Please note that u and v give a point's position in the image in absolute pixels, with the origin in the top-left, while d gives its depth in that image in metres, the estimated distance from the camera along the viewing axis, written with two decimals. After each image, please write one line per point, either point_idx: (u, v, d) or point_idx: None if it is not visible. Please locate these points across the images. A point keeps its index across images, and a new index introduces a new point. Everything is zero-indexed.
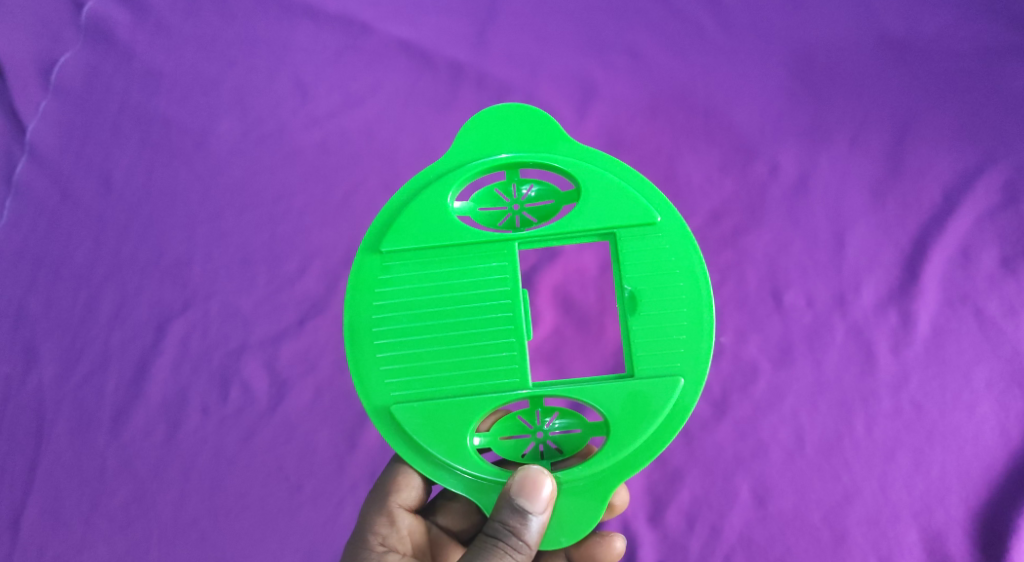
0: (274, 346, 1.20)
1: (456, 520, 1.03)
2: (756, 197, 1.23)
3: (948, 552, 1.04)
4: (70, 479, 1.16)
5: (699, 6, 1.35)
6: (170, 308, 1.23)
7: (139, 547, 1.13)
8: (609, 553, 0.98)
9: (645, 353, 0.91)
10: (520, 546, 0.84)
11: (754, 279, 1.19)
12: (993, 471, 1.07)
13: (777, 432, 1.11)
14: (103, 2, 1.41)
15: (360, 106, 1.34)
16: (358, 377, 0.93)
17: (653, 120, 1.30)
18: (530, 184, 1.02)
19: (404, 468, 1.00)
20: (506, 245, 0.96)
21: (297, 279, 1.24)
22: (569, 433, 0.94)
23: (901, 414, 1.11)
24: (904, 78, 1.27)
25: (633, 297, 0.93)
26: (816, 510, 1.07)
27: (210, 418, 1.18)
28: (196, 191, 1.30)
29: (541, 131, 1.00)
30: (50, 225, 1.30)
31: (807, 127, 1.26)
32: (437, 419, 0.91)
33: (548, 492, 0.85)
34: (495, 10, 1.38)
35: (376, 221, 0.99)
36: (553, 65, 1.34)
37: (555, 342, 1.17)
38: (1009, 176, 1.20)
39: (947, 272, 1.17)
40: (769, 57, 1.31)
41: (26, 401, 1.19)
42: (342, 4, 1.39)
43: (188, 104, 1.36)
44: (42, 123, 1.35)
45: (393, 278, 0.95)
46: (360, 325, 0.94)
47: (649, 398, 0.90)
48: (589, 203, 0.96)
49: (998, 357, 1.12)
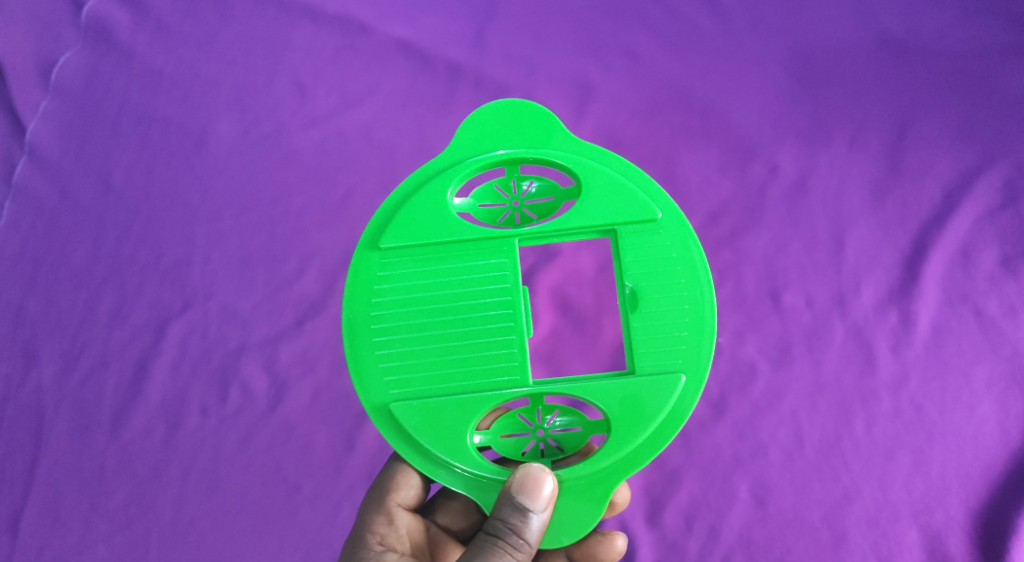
0: (272, 346, 1.20)
1: (455, 518, 1.03)
2: (755, 198, 1.23)
3: (948, 552, 1.04)
4: (70, 479, 1.16)
5: (698, 6, 1.36)
6: (170, 309, 1.23)
7: (139, 547, 1.13)
8: (610, 552, 0.98)
9: (647, 350, 0.91)
10: (521, 545, 0.84)
11: (752, 279, 1.19)
12: (994, 471, 1.07)
13: (777, 432, 1.11)
14: (103, 3, 1.41)
15: (359, 106, 1.34)
16: (357, 375, 0.93)
17: (652, 120, 1.30)
18: (530, 180, 1.02)
19: (402, 467, 1.00)
20: (506, 242, 0.95)
21: (295, 279, 1.24)
22: (570, 431, 0.94)
23: (901, 414, 1.11)
24: (903, 77, 1.27)
25: (633, 294, 0.93)
26: (816, 511, 1.07)
27: (210, 418, 1.18)
28: (195, 192, 1.30)
29: (540, 127, 1.00)
30: (50, 225, 1.30)
31: (806, 127, 1.26)
32: (436, 417, 0.91)
33: (549, 491, 0.85)
34: (494, 10, 1.38)
35: (375, 218, 0.99)
36: (552, 65, 1.34)
37: (553, 342, 1.17)
38: (1008, 176, 1.20)
39: (947, 272, 1.16)
40: (768, 56, 1.31)
41: (26, 402, 1.20)
42: (342, 5, 1.40)
43: (188, 105, 1.36)
44: (42, 123, 1.35)
45: (391, 275, 0.95)
46: (359, 322, 0.94)
47: (650, 396, 0.90)
48: (590, 199, 0.96)
49: (998, 357, 1.12)
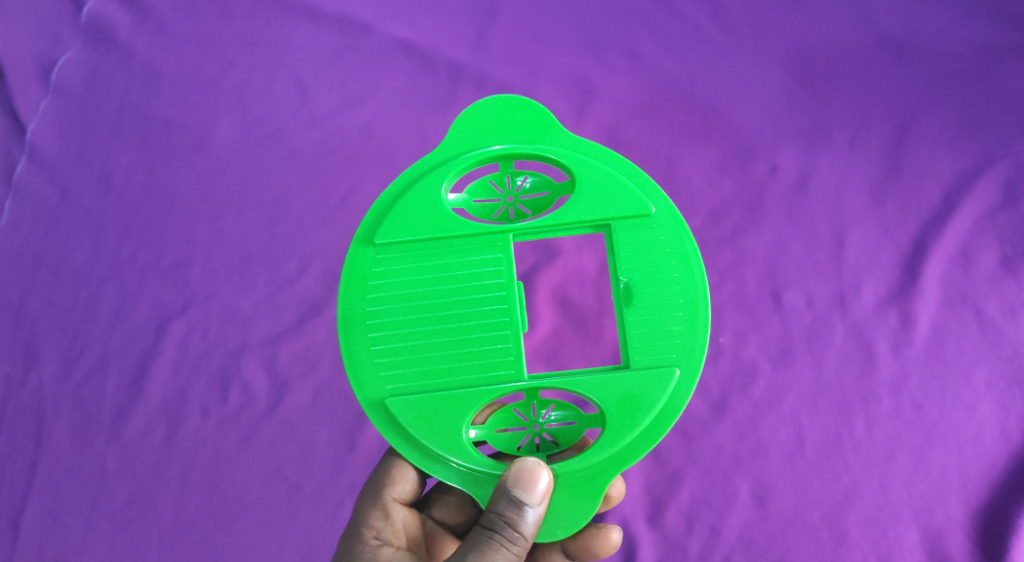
0: (273, 346, 1.20)
1: (451, 513, 1.04)
2: (756, 198, 1.23)
3: (948, 552, 1.04)
4: (70, 479, 1.16)
5: (699, 6, 1.36)
6: (171, 309, 1.23)
7: (139, 547, 1.13)
8: (605, 545, 0.98)
9: (641, 344, 0.91)
10: (516, 538, 0.84)
11: (753, 279, 1.19)
12: (994, 471, 1.07)
13: (777, 432, 1.11)
14: (104, 3, 1.41)
15: (360, 106, 1.34)
16: (352, 370, 0.93)
17: (653, 120, 1.30)
18: (525, 176, 1.03)
19: (398, 462, 1.00)
20: (502, 237, 0.96)
21: (296, 279, 1.24)
22: (566, 425, 0.94)
23: (901, 414, 1.11)
24: (903, 77, 1.27)
25: (628, 289, 0.93)
26: (816, 511, 1.07)
27: (210, 418, 1.18)
28: (196, 191, 1.30)
29: (534, 123, 1.00)
30: (50, 225, 1.30)
31: (807, 127, 1.26)
32: (432, 412, 0.91)
33: (544, 485, 0.85)
34: (495, 10, 1.38)
35: (370, 214, 0.99)
36: (552, 65, 1.34)
37: (554, 342, 1.17)
38: (1009, 176, 1.20)
39: (947, 272, 1.17)
40: (768, 56, 1.31)
41: (27, 401, 1.19)
42: (342, 5, 1.40)
43: (188, 104, 1.36)
44: (43, 123, 1.35)
45: (387, 270, 0.95)
46: (354, 318, 0.94)
47: (644, 390, 0.90)
48: (585, 194, 0.96)
49: (998, 357, 1.12)
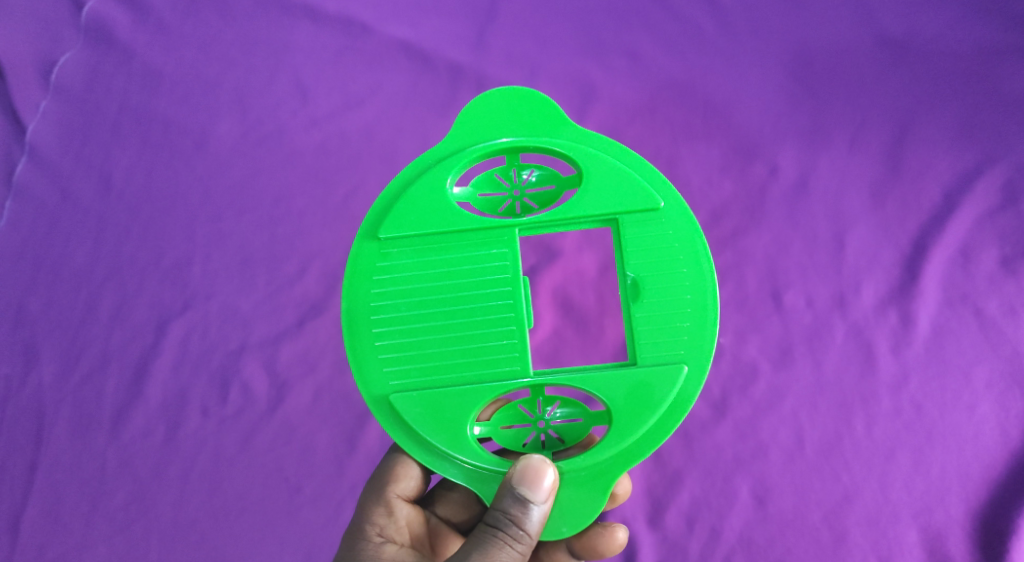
0: (274, 347, 1.20)
1: (456, 510, 1.04)
2: (756, 199, 1.24)
3: (948, 552, 1.05)
4: (71, 479, 1.16)
5: (699, 7, 1.36)
6: (171, 309, 1.23)
7: (139, 548, 1.13)
8: (610, 544, 0.98)
9: (648, 340, 0.91)
10: (521, 536, 0.84)
11: (753, 280, 1.19)
12: (994, 471, 1.07)
13: (778, 433, 1.11)
14: (104, 2, 1.41)
15: (360, 107, 1.34)
16: (356, 366, 0.93)
17: (652, 121, 1.30)
18: (531, 169, 1.02)
19: (402, 458, 1.00)
20: (506, 232, 0.95)
21: (297, 279, 1.24)
22: (571, 422, 0.95)
23: (901, 414, 1.11)
24: (903, 79, 1.27)
25: (635, 285, 0.93)
26: (816, 511, 1.08)
27: (210, 419, 1.18)
28: (196, 192, 1.30)
29: (540, 115, 1.00)
30: (50, 225, 1.30)
31: (807, 127, 1.26)
32: (436, 408, 0.91)
33: (549, 482, 0.85)
34: (495, 11, 1.38)
35: (374, 208, 0.99)
36: (553, 66, 1.34)
37: (554, 343, 1.17)
38: (1008, 176, 1.20)
39: (947, 273, 1.17)
40: (768, 57, 1.31)
41: (26, 402, 1.19)
42: (343, 5, 1.40)
43: (188, 104, 1.36)
44: (42, 122, 1.35)
45: (392, 265, 0.95)
46: (358, 313, 0.94)
47: (653, 385, 0.90)
48: (592, 189, 0.96)
49: (998, 357, 1.13)
